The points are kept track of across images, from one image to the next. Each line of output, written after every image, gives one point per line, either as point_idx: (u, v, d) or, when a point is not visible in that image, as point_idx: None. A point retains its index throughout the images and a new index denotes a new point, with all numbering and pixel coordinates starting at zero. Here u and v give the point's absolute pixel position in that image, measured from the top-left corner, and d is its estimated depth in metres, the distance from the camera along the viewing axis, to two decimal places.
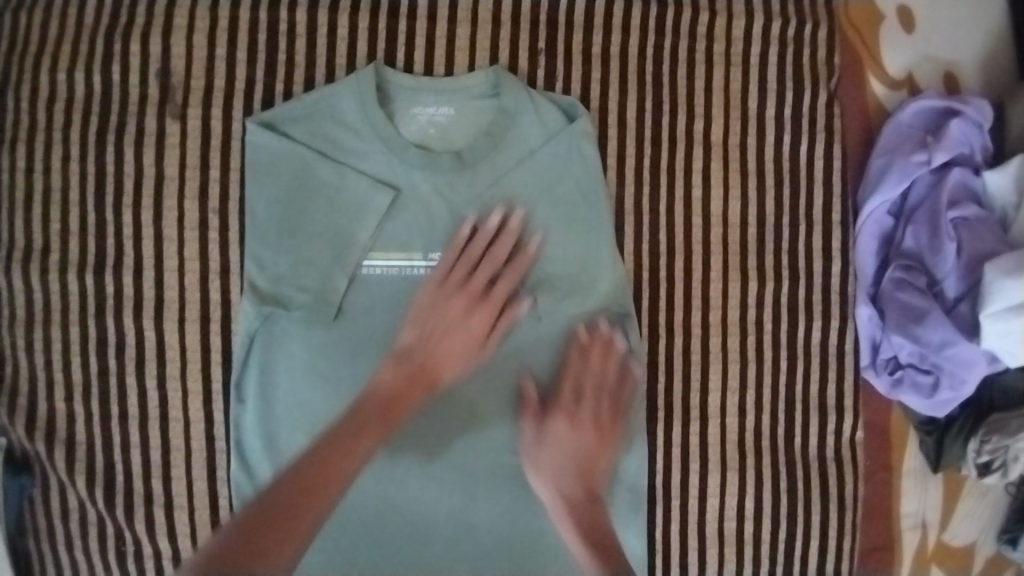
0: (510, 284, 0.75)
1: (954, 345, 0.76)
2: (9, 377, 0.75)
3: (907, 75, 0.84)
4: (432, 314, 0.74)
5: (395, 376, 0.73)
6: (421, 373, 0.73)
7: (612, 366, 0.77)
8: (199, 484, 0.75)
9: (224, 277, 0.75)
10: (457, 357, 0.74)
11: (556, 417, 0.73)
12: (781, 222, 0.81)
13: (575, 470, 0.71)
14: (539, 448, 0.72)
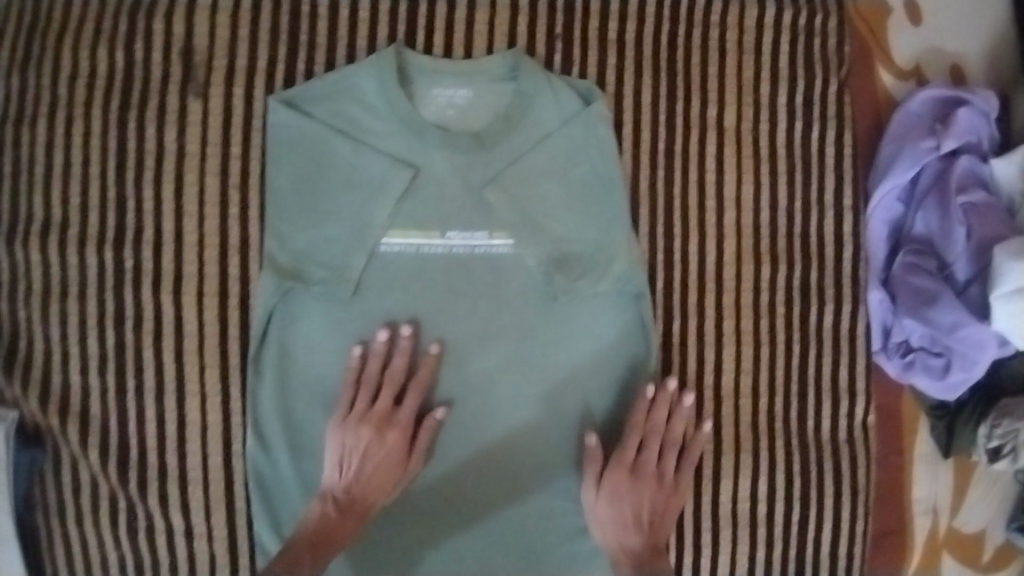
0: (415, 401, 0.74)
1: (964, 327, 0.77)
2: (25, 350, 0.76)
3: (914, 66, 0.86)
4: (347, 455, 0.73)
5: (327, 514, 0.72)
6: (354, 504, 0.72)
7: (678, 417, 0.77)
8: (214, 459, 0.76)
9: (243, 253, 0.76)
10: (379, 485, 0.73)
11: (614, 474, 0.75)
12: (793, 206, 0.82)
13: (637, 526, 0.74)
14: (602, 501, 0.75)
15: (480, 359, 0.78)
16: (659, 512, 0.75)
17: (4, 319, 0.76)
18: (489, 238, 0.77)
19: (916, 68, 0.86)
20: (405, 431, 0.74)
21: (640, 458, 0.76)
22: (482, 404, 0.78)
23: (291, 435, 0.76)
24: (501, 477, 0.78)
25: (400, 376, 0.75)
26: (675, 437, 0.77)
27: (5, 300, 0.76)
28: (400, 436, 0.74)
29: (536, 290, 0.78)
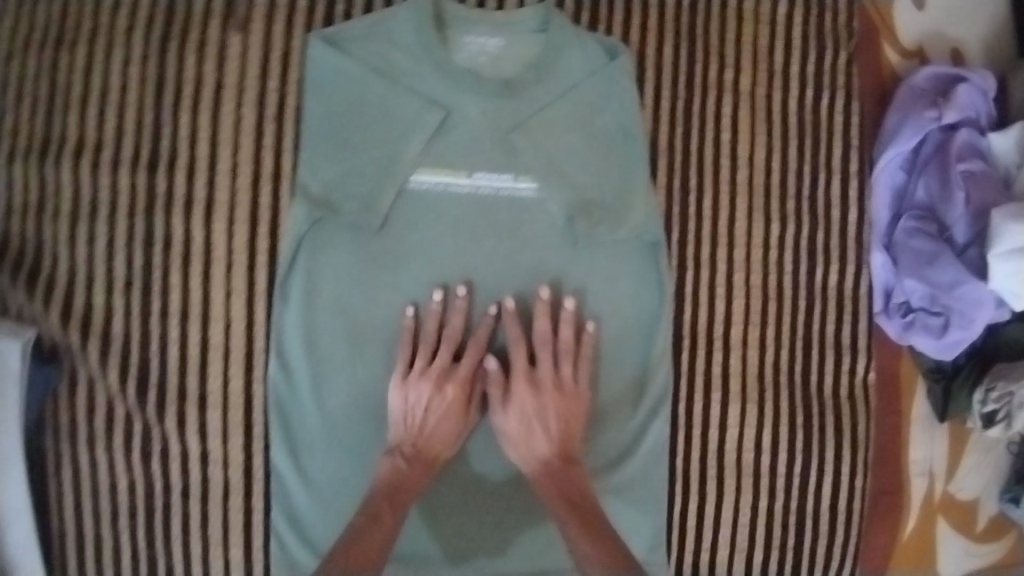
0: (474, 355, 0.78)
1: (963, 286, 0.81)
2: (48, 268, 0.76)
3: (918, 47, 0.91)
4: (409, 416, 0.77)
5: (394, 471, 0.76)
6: (418, 462, 0.77)
7: (564, 326, 0.80)
8: (235, 384, 0.77)
9: (275, 182, 0.77)
10: (448, 435, 0.77)
11: (518, 387, 0.78)
12: (803, 169, 0.86)
13: (542, 435, 0.79)
14: (503, 418, 0.79)
15: (501, 299, 0.80)
16: (565, 423, 0.79)
17: (30, 237, 0.76)
18: (515, 181, 0.80)
19: (921, 48, 0.91)
20: (463, 382, 0.78)
21: (535, 372, 0.79)
22: (501, 342, 0.81)
23: (313, 364, 0.77)
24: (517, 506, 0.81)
25: (455, 335, 0.79)
26: (566, 347, 0.80)
27: (32, 217, 0.76)
28: (460, 388, 0.78)
29: (557, 234, 0.81)
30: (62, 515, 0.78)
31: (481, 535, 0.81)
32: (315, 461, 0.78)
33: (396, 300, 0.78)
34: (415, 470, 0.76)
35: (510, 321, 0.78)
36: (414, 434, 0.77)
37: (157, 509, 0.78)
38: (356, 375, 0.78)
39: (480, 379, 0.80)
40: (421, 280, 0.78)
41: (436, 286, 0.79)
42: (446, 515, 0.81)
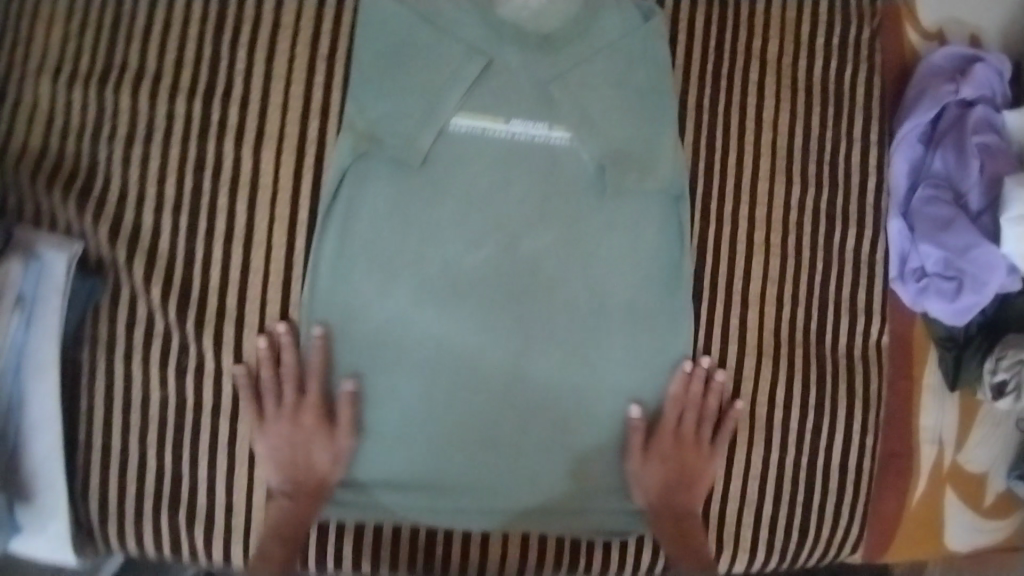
0: (317, 381, 0.79)
1: (975, 250, 0.84)
2: (100, 186, 0.79)
3: (938, 29, 0.95)
4: (277, 456, 0.79)
5: (283, 504, 0.79)
6: (301, 496, 0.79)
7: (711, 395, 0.85)
8: (272, 306, 0.80)
9: (323, 117, 0.81)
10: (319, 463, 0.80)
11: (659, 441, 0.84)
12: (825, 135, 0.90)
13: (678, 490, 0.84)
14: (642, 466, 0.83)
15: (530, 241, 0.82)
16: (696, 477, 0.84)
17: (84, 155, 0.79)
18: (549, 129, 0.83)
19: (941, 29, 0.95)
20: (321, 409, 0.80)
21: (679, 432, 0.84)
22: (529, 283, 0.82)
23: (347, 293, 0.80)
24: (528, 473, 0.84)
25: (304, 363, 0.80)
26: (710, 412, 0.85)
27: (89, 137, 0.79)
28: (320, 418, 0.80)
29: (587, 182, 0.84)
30: (94, 425, 0.80)
31: (501, 469, 0.83)
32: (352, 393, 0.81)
33: (429, 236, 0.81)
34: (302, 502, 0.79)
35: (541, 263, 0.82)
36: (290, 469, 0.79)
37: (190, 422, 0.81)
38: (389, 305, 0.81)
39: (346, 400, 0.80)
40: (454, 219, 0.81)
41: (468, 225, 0.81)
42: (469, 468, 0.83)
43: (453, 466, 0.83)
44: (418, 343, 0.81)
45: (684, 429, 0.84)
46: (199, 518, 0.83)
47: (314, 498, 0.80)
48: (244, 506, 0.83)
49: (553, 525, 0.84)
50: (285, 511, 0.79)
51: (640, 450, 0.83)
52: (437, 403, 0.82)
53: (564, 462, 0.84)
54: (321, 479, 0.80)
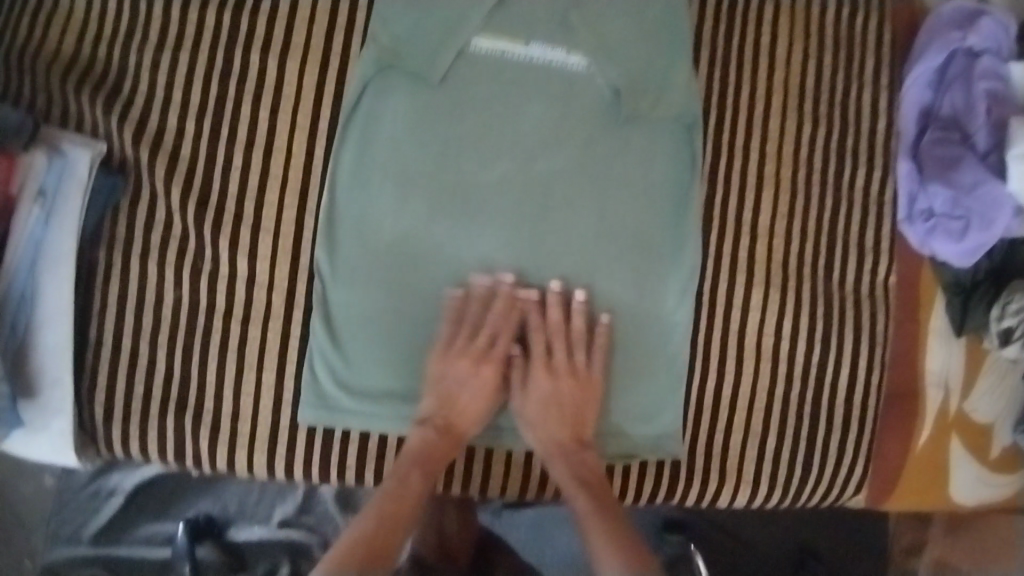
0: (507, 337, 0.83)
1: (982, 187, 0.85)
2: (128, 90, 0.81)
3: None
4: (439, 395, 0.82)
5: (427, 441, 0.81)
6: (445, 438, 0.82)
7: (554, 322, 0.84)
8: (288, 213, 0.82)
9: (348, 32, 0.83)
10: (474, 412, 0.83)
11: (534, 369, 0.83)
12: (837, 76, 0.91)
13: (558, 421, 0.83)
14: (523, 402, 0.84)
15: (546, 159, 0.84)
16: (576, 406, 0.83)
17: (113, 59, 0.81)
18: (567, 54, 0.84)
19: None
20: (496, 364, 0.83)
21: (551, 361, 0.84)
22: (541, 201, 0.84)
23: (363, 202, 0.82)
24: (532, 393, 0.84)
25: (496, 313, 0.83)
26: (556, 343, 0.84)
27: (118, 42, 0.81)
28: (494, 371, 0.83)
29: (603, 107, 0.85)
30: (106, 326, 0.81)
31: (512, 384, 0.85)
32: (364, 303, 0.82)
33: (446, 151, 0.82)
34: (443, 443, 0.82)
35: (553, 184, 0.84)
36: (441, 412, 0.82)
37: (202, 326, 0.82)
38: (403, 216, 0.82)
39: (430, 326, 0.83)
40: (471, 135, 0.83)
41: (486, 142, 0.83)
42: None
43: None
44: (432, 255, 0.83)
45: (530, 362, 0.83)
46: (204, 425, 0.83)
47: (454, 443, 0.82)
48: (250, 414, 0.83)
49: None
50: (423, 448, 0.81)
51: (517, 386, 0.84)
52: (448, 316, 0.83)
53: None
54: (464, 427, 0.82)
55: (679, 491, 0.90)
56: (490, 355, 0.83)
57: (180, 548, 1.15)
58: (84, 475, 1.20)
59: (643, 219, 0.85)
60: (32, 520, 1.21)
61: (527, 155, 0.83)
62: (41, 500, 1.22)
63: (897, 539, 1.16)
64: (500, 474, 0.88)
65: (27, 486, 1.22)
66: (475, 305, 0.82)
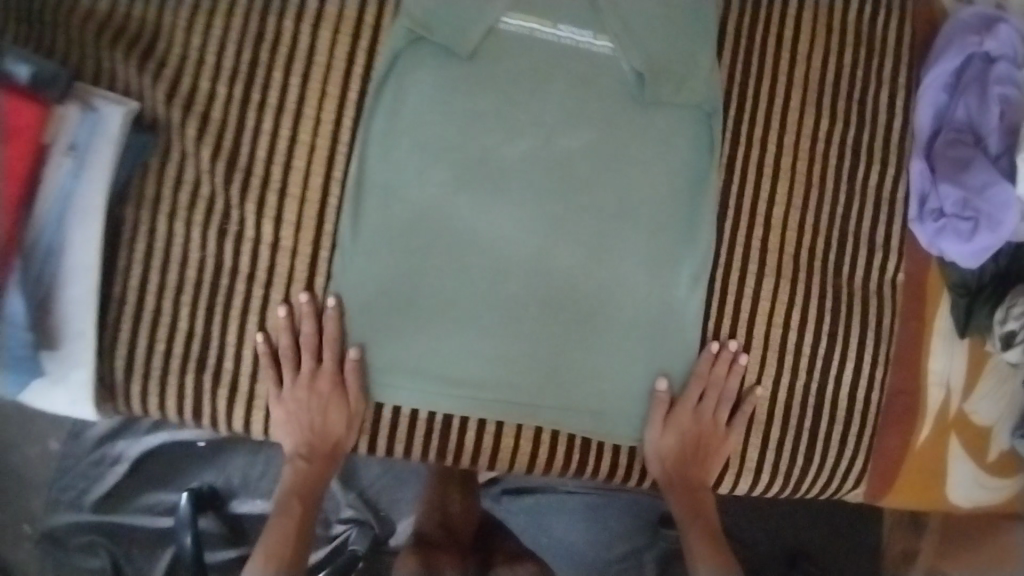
0: (329, 350, 0.84)
1: (993, 189, 0.86)
2: (163, 52, 0.83)
3: None
4: (295, 422, 0.84)
5: (299, 467, 0.86)
6: (316, 457, 0.85)
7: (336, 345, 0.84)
8: (315, 179, 0.84)
9: (380, 5, 0.85)
10: (337, 429, 0.85)
11: (679, 411, 0.88)
12: (854, 76, 0.94)
13: (689, 462, 0.90)
14: (658, 435, 0.88)
15: (570, 140, 0.86)
16: (705, 449, 0.90)
17: (150, 19, 0.83)
18: (593, 38, 0.86)
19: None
20: (331, 379, 0.84)
21: (699, 406, 0.89)
22: (563, 181, 0.86)
23: (390, 173, 0.84)
24: (546, 367, 0.87)
25: (320, 335, 0.85)
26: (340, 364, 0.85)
27: (154, 4, 0.83)
28: (332, 383, 0.84)
29: (626, 93, 0.87)
30: (129, 281, 0.82)
31: (527, 358, 0.87)
32: (386, 271, 0.85)
33: (471, 127, 0.85)
34: (318, 464, 0.86)
35: (574, 165, 0.86)
36: (307, 438, 0.85)
37: (225, 286, 0.84)
38: (426, 188, 0.84)
39: (448, 299, 0.86)
40: (496, 113, 0.85)
41: (510, 120, 0.85)
42: (494, 358, 0.86)
43: (482, 353, 0.86)
44: (453, 227, 0.85)
45: (320, 385, 0.84)
46: (222, 384, 0.85)
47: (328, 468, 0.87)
48: (267, 375, 0.85)
49: (571, 419, 0.88)
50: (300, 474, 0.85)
51: (659, 420, 0.88)
52: (466, 288, 0.86)
53: (580, 362, 0.88)
54: (339, 443, 0.86)
55: None
56: (323, 373, 0.84)
57: (183, 518, 1.16)
58: (90, 439, 1.21)
59: (659, 205, 0.88)
60: (35, 483, 1.23)
61: (551, 135, 0.86)
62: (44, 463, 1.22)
63: (891, 546, 1.18)
64: (507, 448, 0.90)
65: (31, 449, 1.23)
66: (305, 331, 0.84)
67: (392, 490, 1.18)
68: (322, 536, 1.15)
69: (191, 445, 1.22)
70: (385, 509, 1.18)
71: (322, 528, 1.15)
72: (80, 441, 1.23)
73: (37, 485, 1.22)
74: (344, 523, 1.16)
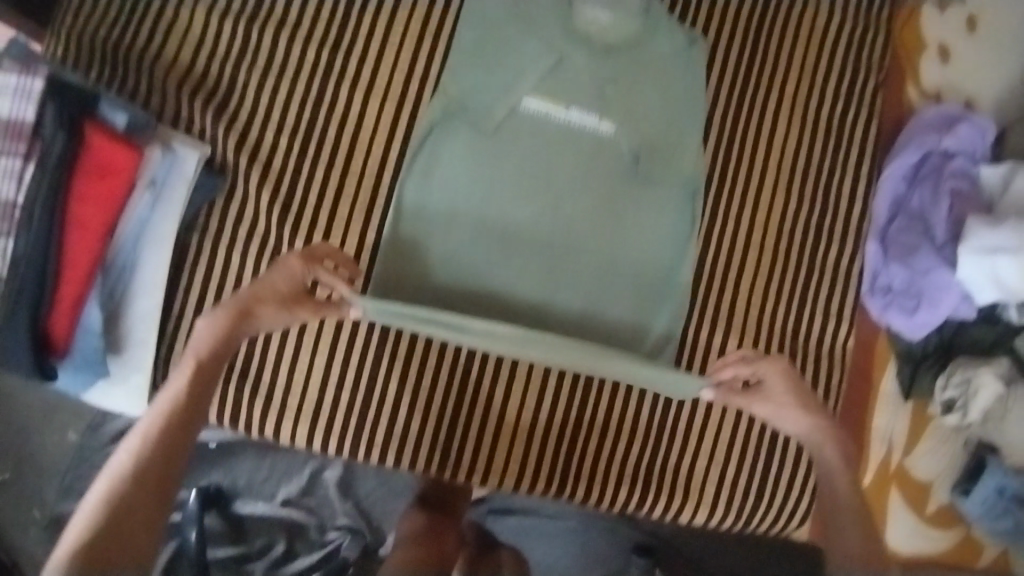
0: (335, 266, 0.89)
1: (935, 273, 1.02)
2: (234, 106, 0.98)
3: (938, 91, 1.15)
4: (248, 293, 0.85)
5: (214, 321, 0.84)
6: (236, 317, 0.84)
7: (322, 266, 0.88)
8: (355, 225, 1.00)
9: (422, 83, 1.01)
10: (276, 303, 0.86)
11: (771, 363, 0.91)
12: (821, 168, 1.09)
13: (791, 418, 0.92)
14: (766, 405, 0.92)
15: (575, 205, 1.00)
16: (810, 405, 0.92)
17: (225, 77, 0.98)
18: (599, 121, 1.00)
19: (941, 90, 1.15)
20: (304, 267, 0.86)
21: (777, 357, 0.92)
22: (567, 241, 1.00)
23: (419, 222, 0.97)
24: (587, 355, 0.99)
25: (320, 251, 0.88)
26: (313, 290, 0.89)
27: (231, 65, 0.98)
28: (305, 269, 0.86)
29: (624, 167, 1.01)
30: (188, 300, 0.96)
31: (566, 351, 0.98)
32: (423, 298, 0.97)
33: (490, 188, 0.99)
34: (233, 326, 0.84)
35: (575, 228, 1.00)
36: (243, 303, 0.84)
37: None
38: (448, 235, 0.98)
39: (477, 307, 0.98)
40: (513, 178, 0.99)
41: (524, 185, 0.99)
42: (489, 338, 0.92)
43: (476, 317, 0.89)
44: (468, 264, 0.98)
45: (281, 276, 0.86)
46: (259, 394, 1.00)
47: (237, 330, 0.84)
48: (300, 389, 1.00)
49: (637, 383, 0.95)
50: (217, 331, 0.83)
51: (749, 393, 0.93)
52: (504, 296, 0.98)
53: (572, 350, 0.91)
54: (270, 314, 0.86)
55: (650, 500, 1.05)
56: (308, 264, 0.86)
57: (189, 513, 1.19)
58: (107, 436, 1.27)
59: (648, 265, 1.02)
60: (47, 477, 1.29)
61: (559, 201, 1.00)
62: (61, 452, 1.29)
63: None
64: (499, 467, 1.03)
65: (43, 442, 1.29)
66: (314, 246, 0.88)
67: (384, 502, 1.27)
68: (316, 541, 1.24)
69: (202, 447, 1.24)
70: (377, 520, 1.26)
71: (317, 534, 1.24)
72: (97, 436, 1.28)
73: (48, 479, 1.29)
74: (338, 530, 1.24)
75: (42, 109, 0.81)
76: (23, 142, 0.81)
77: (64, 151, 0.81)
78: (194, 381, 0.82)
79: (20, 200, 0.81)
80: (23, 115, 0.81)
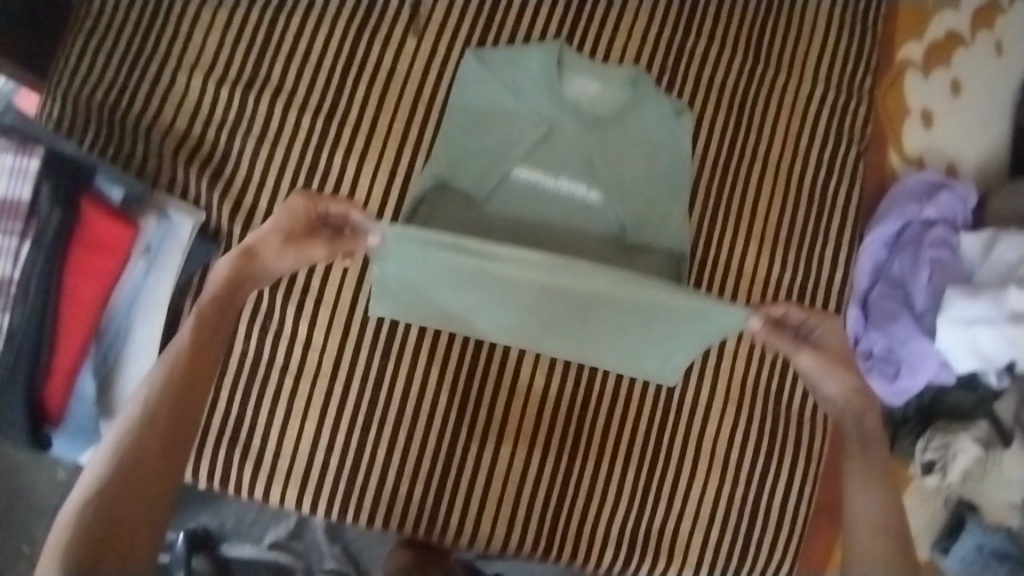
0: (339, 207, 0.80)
1: (913, 341, 1.05)
2: (229, 172, 0.99)
3: (919, 157, 1.18)
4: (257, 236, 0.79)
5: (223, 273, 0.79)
6: (239, 267, 0.78)
7: (328, 199, 0.80)
8: (346, 291, 1.02)
9: (415, 152, 1.04)
10: (279, 250, 0.79)
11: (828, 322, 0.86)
12: (804, 234, 1.12)
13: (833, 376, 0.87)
14: (815, 360, 0.87)
15: None
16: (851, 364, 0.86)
17: (221, 144, 1.00)
18: (587, 189, 1.01)
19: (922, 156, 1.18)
20: (305, 210, 0.79)
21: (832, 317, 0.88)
22: None
23: None
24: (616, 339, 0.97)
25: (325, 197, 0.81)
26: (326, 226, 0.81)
27: (227, 131, 1.00)
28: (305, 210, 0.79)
29: (611, 236, 1.02)
30: None
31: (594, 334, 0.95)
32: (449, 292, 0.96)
33: None
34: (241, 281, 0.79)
35: None
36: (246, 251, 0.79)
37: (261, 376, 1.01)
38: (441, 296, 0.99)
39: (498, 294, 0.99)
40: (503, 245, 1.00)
41: None
42: (511, 284, 0.81)
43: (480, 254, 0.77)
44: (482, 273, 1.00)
45: (283, 217, 0.79)
46: (249, 458, 1.00)
47: (244, 278, 0.79)
48: (290, 452, 1.01)
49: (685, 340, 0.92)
50: (226, 281, 0.78)
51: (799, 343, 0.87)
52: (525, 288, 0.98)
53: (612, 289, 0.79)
54: (271, 260, 0.79)
55: (633, 563, 1.06)
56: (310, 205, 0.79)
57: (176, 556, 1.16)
58: None
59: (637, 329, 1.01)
60: None
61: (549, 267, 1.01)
62: None
63: None
64: (486, 530, 1.03)
65: None
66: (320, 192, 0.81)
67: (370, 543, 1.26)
68: None
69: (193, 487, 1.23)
70: (364, 567, 1.25)
71: None
72: None
73: None
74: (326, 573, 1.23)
75: (39, 185, 0.82)
76: (19, 220, 0.82)
77: (61, 225, 0.83)
78: (201, 338, 0.76)
79: (16, 276, 0.81)
80: (18, 194, 0.81)
